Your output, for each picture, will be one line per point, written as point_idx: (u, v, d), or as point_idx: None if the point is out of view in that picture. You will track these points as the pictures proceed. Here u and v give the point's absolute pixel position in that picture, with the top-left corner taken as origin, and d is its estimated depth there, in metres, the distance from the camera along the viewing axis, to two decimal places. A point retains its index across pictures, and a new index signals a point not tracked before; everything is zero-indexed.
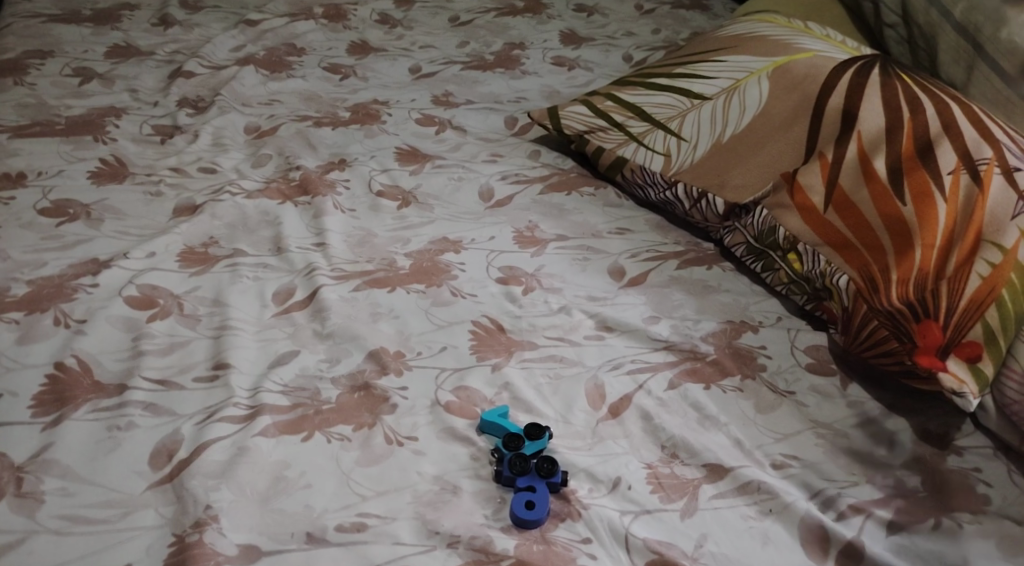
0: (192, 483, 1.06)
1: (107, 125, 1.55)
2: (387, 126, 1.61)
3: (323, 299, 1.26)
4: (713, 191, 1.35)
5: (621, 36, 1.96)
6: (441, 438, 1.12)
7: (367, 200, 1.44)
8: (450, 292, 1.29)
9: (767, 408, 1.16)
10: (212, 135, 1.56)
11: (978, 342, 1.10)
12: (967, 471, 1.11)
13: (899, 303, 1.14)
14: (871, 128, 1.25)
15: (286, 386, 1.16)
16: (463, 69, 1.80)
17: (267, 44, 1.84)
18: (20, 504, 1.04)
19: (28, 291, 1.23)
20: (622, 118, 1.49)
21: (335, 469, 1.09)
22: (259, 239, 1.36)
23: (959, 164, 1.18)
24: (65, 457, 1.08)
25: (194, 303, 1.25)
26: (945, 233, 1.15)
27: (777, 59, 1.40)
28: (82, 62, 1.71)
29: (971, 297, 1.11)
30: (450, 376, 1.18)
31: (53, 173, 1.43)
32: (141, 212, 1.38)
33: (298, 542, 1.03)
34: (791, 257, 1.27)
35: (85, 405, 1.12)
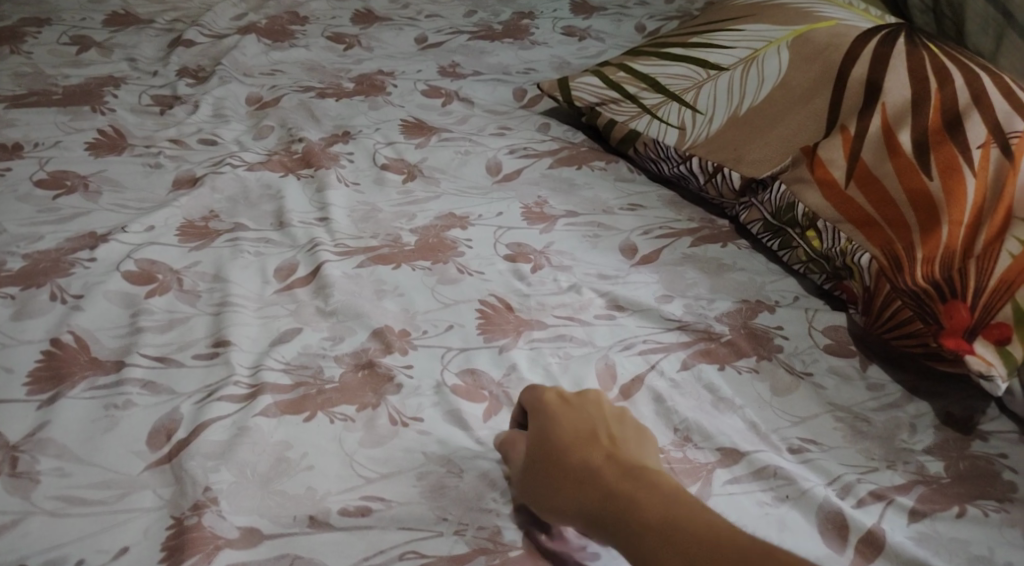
0: (190, 464, 1.03)
1: (105, 95, 1.51)
2: (392, 98, 1.57)
3: (326, 275, 1.22)
4: (729, 166, 1.31)
5: (633, 6, 1.91)
6: (447, 421, 1.09)
7: (371, 173, 1.40)
8: (456, 268, 1.26)
9: (784, 390, 1.13)
10: (213, 106, 1.52)
11: (1007, 324, 1.05)
12: (991, 457, 1.08)
13: (925, 282, 1.10)
14: (896, 99, 1.21)
15: (288, 364, 1.13)
16: (470, 39, 1.76)
17: (270, 13, 1.79)
18: (15, 484, 1.01)
19: (24, 264, 1.20)
20: (635, 89, 1.45)
21: (338, 451, 1.05)
22: (260, 213, 1.32)
23: (989, 137, 1.14)
24: (61, 437, 1.04)
25: (194, 278, 1.21)
26: (974, 209, 1.11)
27: (797, 28, 1.36)
28: (80, 30, 1.66)
29: (1001, 276, 1.07)
30: (456, 356, 1.15)
31: (50, 144, 1.39)
32: (140, 185, 1.34)
33: (300, 526, 1.00)
34: (810, 234, 1.23)
35: (82, 382, 1.09)
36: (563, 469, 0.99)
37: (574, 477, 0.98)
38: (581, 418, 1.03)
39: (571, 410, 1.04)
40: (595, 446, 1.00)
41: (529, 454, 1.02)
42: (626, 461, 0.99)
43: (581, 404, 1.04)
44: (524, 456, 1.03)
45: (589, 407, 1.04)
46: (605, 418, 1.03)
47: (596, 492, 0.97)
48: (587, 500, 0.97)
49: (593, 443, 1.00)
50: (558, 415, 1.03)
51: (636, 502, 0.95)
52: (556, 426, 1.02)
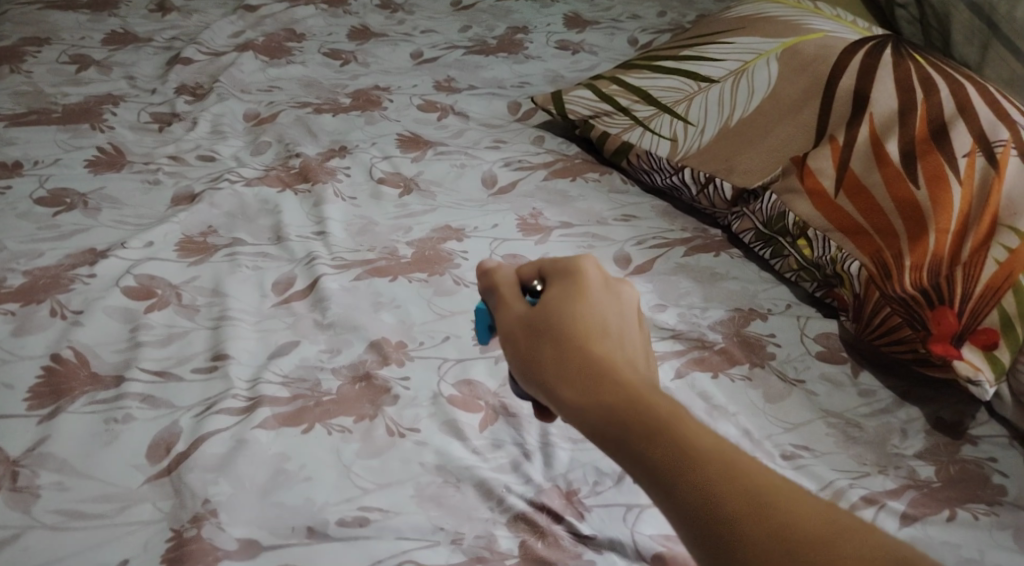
0: (190, 476, 1.04)
1: (104, 113, 1.52)
2: (388, 113, 1.58)
3: (323, 289, 1.23)
4: (720, 176, 1.32)
5: (625, 19, 1.93)
6: (443, 431, 1.10)
7: (368, 187, 1.42)
8: (452, 280, 1.27)
9: (777, 397, 1.14)
10: (211, 123, 1.53)
11: (994, 329, 1.08)
12: (982, 461, 1.09)
13: (913, 289, 1.12)
14: (884, 110, 1.23)
15: (286, 377, 1.14)
16: (466, 54, 1.78)
17: (267, 30, 1.81)
18: (15, 499, 1.02)
19: (24, 281, 1.21)
20: (627, 102, 1.46)
21: (336, 462, 1.07)
22: (258, 228, 1.33)
23: (974, 146, 1.15)
24: (62, 451, 1.05)
25: (192, 293, 1.23)
26: (960, 216, 1.13)
27: (786, 41, 1.38)
28: (80, 49, 1.68)
29: (987, 282, 1.09)
30: (452, 368, 1.16)
31: (50, 162, 1.40)
32: (139, 202, 1.36)
33: (298, 537, 1.01)
34: (801, 243, 1.24)
35: (82, 397, 1.10)
36: (550, 340, 0.90)
37: (560, 349, 0.89)
38: (585, 302, 0.91)
39: (573, 285, 0.93)
40: (594, 338, 0.89)
41: (513, 317, 0.93)
42: (623, 357, 0.88)
43: (587, 297, 0.92)
44: (505, 324, 0.93)
45: (594, 308, 0.91)
46: (611, 299, 0.92)
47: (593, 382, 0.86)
48: (574, 382, 0.87)
49: (591, 343, 0.89)
50: (557, 298, 0.92)
51: (631, 398, 0.84)
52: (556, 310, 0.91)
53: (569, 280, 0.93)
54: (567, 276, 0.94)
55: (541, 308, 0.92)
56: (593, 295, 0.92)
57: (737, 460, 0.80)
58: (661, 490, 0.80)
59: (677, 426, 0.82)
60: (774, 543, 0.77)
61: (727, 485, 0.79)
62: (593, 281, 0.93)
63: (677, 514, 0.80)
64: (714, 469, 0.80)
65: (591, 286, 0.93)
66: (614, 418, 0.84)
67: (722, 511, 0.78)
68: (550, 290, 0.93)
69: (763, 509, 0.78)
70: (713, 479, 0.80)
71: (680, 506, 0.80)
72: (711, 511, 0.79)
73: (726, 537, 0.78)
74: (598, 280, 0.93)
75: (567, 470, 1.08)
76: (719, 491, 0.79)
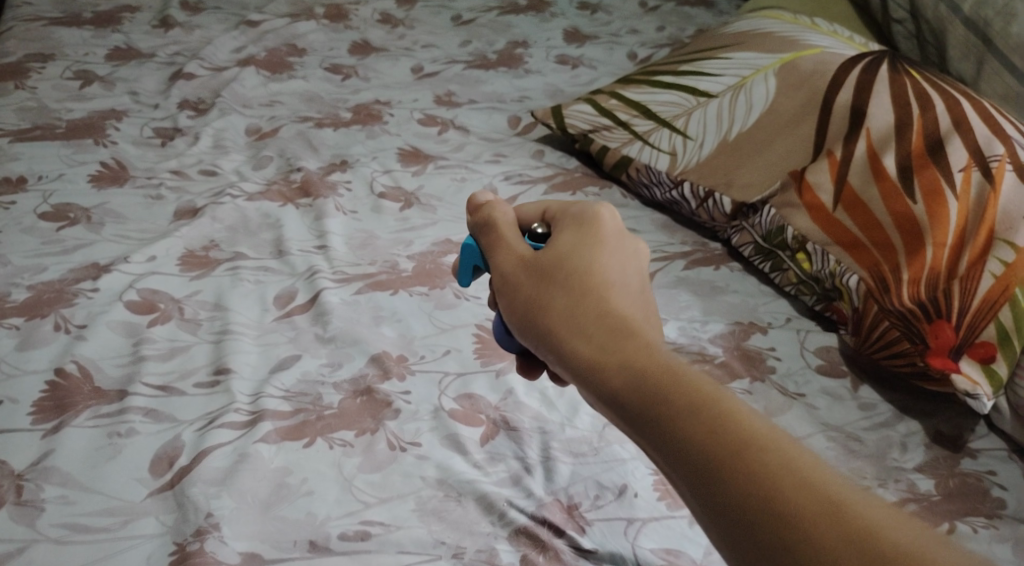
0: (193, 490, 1.04)
1: (108, 128, 1.53)
2: (389, 127, 1.60)
3: (325, 302, 1.24)
4: (720, 190, 1.33)
5: (625, 34, 1.95)
6: (444, 445, 1.10)
7: (369, 202, 1.43)
8: (453, 294, 1.28)
9: (776, 410, 1.15)
10: (213, 137, 1.54)
11: (991, 343, 1.09)
12: (981, 474, 1.10)
13: (911, 303, 1.13)
14: (881, 125, 1.23)
15: (288, 391, 1.14)
16: (466, 68, 1.79)
17: (268, 45, 1.82)
18: (20, 513, 1.03)
19: (28, 296, 1.22)
20: (627, 116, 1.47)
21: (338, 476, 1.07)
22: (260, 242, 1.34)
23: (970, 161, 1.16)
24: (66, 465, 1.06)
25: (195, 307, 1.23)
26: (957, 231, 1.14)
27: (784, 56, 1.39)
28: (83, 64, 1.69)
29: (984, 297, 1.10)
30: (453, 382, 1.17)
31: (53, 177, 1.41)
32: (142, 217, 1.37)
33: (301, 551, 1.02)
34: (800, 256, 1.25)
35: (85, 411, 1.11)
36: (556, 289, 0.91)
37: (566, 298, 0.90)
38: (595, 248, 0.92)
39: (585, 231, 0.94)
40: (601, 286, 0.90)
41: (520, 266, 0.94)
42: (631, 307, 0.88)
43: (597, 242, 0.93)
44: (508, 270, 0.95)
45: (605, 254, 0.92)
46: (624, 245, 0.93)
47: (592, 332, 0.88)
48: (574, 333, 0.88)
49: (599, 292, 0.89)
50: (566, 245, 0.93)
51: (634, 351, 0.85)
52: (560, 259, 0.92)
53: (582, 226, 0.94)
54: (580, 220, 0.95)
55: (549, 255, 0.93)
56: (605, 239, 0.93)
57: (734, 410, 0.80)
58: (656, 441, 0.81)
59: (677, 375, 0.82)
60: (758, 498, 0.76)
61: (721, 435, 0.79)
62: (607, 224, 0.94)
63: (669, 464, 0.80)
64: (708, 420, 0.79)
65: (603, 230, 0.94)
66: (616, 371, 0.85)
67: (715, 462, 0.78)
68: (558, 236, 0.94)
69: (757, 461, 0.77)
70: (707, 428, 0.79)
71: (673, 456, 0.80)
72: (703, 461, 0.78)
73: (716, 488, 0.78)
74: (612, 223, 0.94)
75: (568, 484, 1.08)
76: (711, 440, 0.79)
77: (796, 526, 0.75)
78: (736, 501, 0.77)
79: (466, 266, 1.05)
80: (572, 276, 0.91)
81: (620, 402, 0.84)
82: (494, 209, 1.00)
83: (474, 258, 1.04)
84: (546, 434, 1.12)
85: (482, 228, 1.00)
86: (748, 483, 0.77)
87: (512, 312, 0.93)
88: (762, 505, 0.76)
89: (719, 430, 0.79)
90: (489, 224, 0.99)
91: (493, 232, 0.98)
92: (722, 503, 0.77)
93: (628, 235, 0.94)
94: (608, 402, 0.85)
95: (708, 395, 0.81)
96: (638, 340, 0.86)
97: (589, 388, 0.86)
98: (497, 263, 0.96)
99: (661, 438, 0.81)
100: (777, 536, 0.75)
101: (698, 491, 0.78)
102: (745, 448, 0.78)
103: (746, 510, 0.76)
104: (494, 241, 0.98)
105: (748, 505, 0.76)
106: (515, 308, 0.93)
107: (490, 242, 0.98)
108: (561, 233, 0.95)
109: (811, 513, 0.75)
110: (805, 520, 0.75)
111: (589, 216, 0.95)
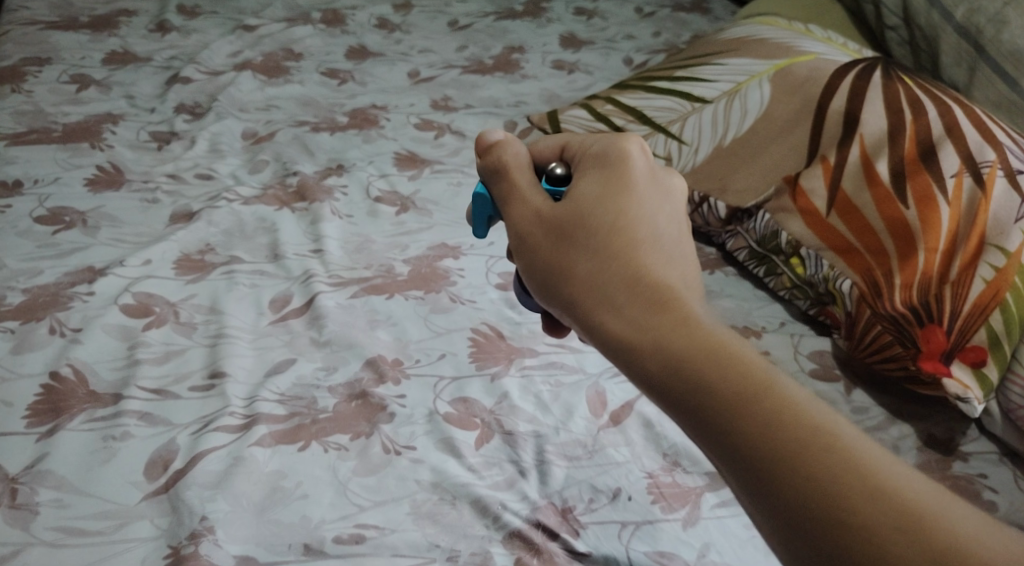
0: (188, 494, 1.04)
1: (104, 132, 1.53)
2: (385, 131, 1.60)
3: (320, 306, 1.24)
4: (714, 196, 1.33)
5: (620, 39, 1.95)
6: (439, 448, 1.11)
7: (365, 206, 1.43)
8: (448, 298, 1.28)
9: None
10: (209, 141, 1.55)
11: (982, 348, 1.11)
12: (973, 478, 1.11)
13: (903, 307, 1.13)
14: (873, 131, 1.24)
15: (283, 395, 1.14)
16: (462, 73, 1.79)
17: (265, 49, 1.83)
18: (14, 516, 1.03)
19: (23, 299, 1.22)
20: (622, 120, 1.46)
21: (332, 479, 1.07)
22: (255, 246, 1.34)
23: (962, 167, 1.17)
24: (60, 468, 1.06)
25: (190, 311, 1.24)
26: (949, 237, 1.14)
27: (778, 63, 1.39)
28: (79, 68, 1.69)
29: (975, 301, 1.11)
30: (448, 386, 1.17)
31: (49, 180, 1.41)
32: (138, 220, 1.37)
33: (295, 554, 1.02)
34: (793, 261, 1.25)
35: (80, 415, 1.11)
36: (581, 249, 0.88)
37: (593, 261, 0.88)
38: (621, 201, 0.90)
39: (609, 182, 0.91)
40: (632, 247, 0.87)
41: (538, 220, 0.91)
42: (662, 270, 0.86)
43: (624, 195, 0.90)
44: (523, 228, 0.92)
45: (633, 208, 0.89)
46: (652, 197, 0.90)
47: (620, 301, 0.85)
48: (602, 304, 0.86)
49: (630, 253, 0.87)
50: (590, 199, 0.90)
51: (670, 324, 0.83)
52: (580, 216, 0.89)
53: (606, 175, 0.92)
54: (605, 169, 0.92)
55: (571, 209, 0.90)
56: (633, 191, 0.90)
57: (773, 385, 0.80)
58: (700, 425, 0.80)
59: (721, 356, 0.81)
60: (802, 477, 0.77)
61: (774, 423, 0.78)
62: (635, 173, 0.91)
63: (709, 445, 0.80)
64: (759, 405, 0.79)
65: (631, 180, 0.91)
66: (648, 346, 0.83)
67: (762, 444, 0.78)
68: (580, 187, 0.91)
69: (799, 443, 0.78)
70: (758, 415, 0.79)
71: (719, 442, 0.79)
72: (752, 450, 0.78)
73: (765, 475, 0.78)
74: (639, 172, 0.91)
75: (562, 487, 1.09)
76: (762, 426, 0.78)
77: (847, 513, 0.75)
78: (788, 490, 0.77)
79: (480, 217, 1.01)
80: (596, 236, 0.88)
81: (654, 377, 0.83)
82: (507, 154, 0.96)
83: (485, 208, 1.00)
84: (541, 438, 1.12)
85: (492, 174, 0.96)
86: (802, 473, 0.77)
87: (530, 274, 0.91)
88: (816, 497, 0.76)
89: (772, 417, 0.78)
90: (502, 170, 0.96)
91: (507, 181, 0.95)
92: (773, 491, 0.77)
93: (655, 185, 0.91)
94: (645, 382, 0.83)
95: (756, 378, 0.80)
96: (675, 311, 0.84)
97: (620, 363, 0.84)
98: (512, 217, 0.93)
99: (705, 421, 0.80)
100: (830, 528, 0.75)
101: (747, 476, 0.78)
102: (799, 435, 0.78)
103: (800, 501, 0.76)
104: (509, 191, 0.94)
105: (800, 495, 0.77)
106: (535, 269, 0.90)
107: (503, 193, 0.95)
108: (582, 183, 0.92)
109: (855, 492, 0.76)
110: (860, 513, 0.75)
111: (615, 163, 0.92)
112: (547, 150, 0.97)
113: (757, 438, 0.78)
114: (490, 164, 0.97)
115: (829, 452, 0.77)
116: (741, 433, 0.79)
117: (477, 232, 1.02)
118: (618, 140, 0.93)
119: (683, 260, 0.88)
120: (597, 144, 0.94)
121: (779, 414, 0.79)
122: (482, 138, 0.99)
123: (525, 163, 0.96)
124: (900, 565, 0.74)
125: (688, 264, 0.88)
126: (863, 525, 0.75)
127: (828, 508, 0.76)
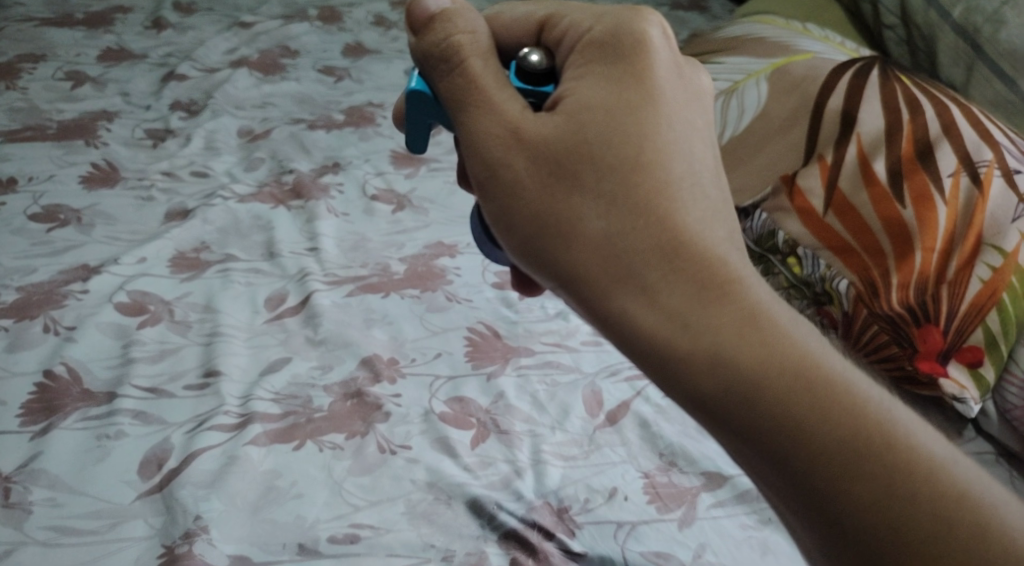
0: (181, 493, 1.04)
1: (99, 129, 1.53)
2: (382, 129, 1.59)
3: (316, 304, 1.24)
4: None
5: None
6: (435, 448, 1.10)
7: (361, 204, 1.42)
8: (445, 296, 1.28)
9: None
10: (205, 139, 1.54)
11: (979, 348, 1.13)
12: None
13: (900, 307, 1.14)
14: (871, 130, 1.22)
15: (278, 394, 1.14)
16: None
17: (261, 46, 1.82)
18: (7, 515, 1.02)
19: (16, 297, 1.21)
20: None
21: (327, 479, 1.07)
22: (251, 244, 1.34)
23: (959, 167, 1.17)
24: (53, 467, 1.05)
25: (185, 309, 1.23)
26: (945, 236, 1.14)
27: (776, 61, 1.37)
28: (75, 65, 1.68)
29: (972, 302, 1.12)
30: (444, 385, 1.17)
31: (43, 178, 1.41)
32: (134, 218, 1.36)
33: (290, 554, 1.01)
34: (790, 261, 1.24)
35: (74, 413, 1.10)
36: (585, 195, 0.83)
37: (600, 210, 0.83)
38: (645, 127, 0.84)
39: (618, 95, 0.84)
40: (648, 190, 0.83)
41: (525, 150, 0.84)
42: (685, 218, 0.82)
43: (639, 112, 0.84)
44: (512, 161, 0.84)
45: (653, 133, 0.84)
46: (676, 115, 0.85)
47: (636, 259, 0.81)
48: (611, 262, 0.82)
49: (652, 200, 0.82)
50: (596, 122, 0.84)
51: (689, 285, 0.81)
52: (591, 151, 0.83)
53: (613, 84, 0.85)
54: (615, 79, 0.85)
55: (571, 138, 0.84)
56: (654, 110, 0.84)
57: (799, 352, 0.79)
58: (715, 400, 0.79)
59: (745, 325, 0.79)
60: (823, 451, 0.77)
61: (798, 399, 0.78)
62: (658, 87, 0.85)
63: (727, 417, 0.79)
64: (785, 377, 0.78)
65: (651, 93, 0.84)
66: (666, 313, 0.80)
67: (785, 421, 0.78)
68: (578, 101, 0.84)
69: (824, 415, 0.78)
70: (783, 388, 0.78)
71: (733, 418, 0.78)
72: (766, 429, 0.78)
73: (784, 453, 0.78)
74: (655, 76, 0.85)
75: (558, 487, 1.08)
76: (786, 396, 0.78)
77: (869, 488, 0.77)
78: (806, 469, 0.77)
79: (418, 122, 0.93)
80: (611, 179, 0.83)
81: (668, 344, 0.80)
82: (459, 33, 0.87)
83: (425, 115, 0.92)
84: (536, 438, 1.12)
85: (448, 68, 0.87)
86: (824, 447, 0.77)
87: (511, 222, 0.85)
88: (838, 472, 0.77)
89: (793, 391, 0.78)
90: (465, 69, 0.86)
91: (471, 83, 0.86)
92: (790, 469, 0.78)
93: (677, 94, 0.85)
94: (658, 349, 0.80)
95: (776, 336, 0.79)
96: (695, 267, 0.81)
97: (626, 335, 0.82)
98: (486, 136, 0.85)
99: (719, 396, 0.79)
100: (854, 507, 0.76)
101: (764, 453, 0.78)
102: (824, 403, 0.78)
103: (819, 477, 0.77)
104: (476, 100, 0.86)
105: (820, 471, 0.77)
106: (521, 214, 0.84)
107: (466, 99, 0.86)
108: (581, 94, 0.85)
109: (875, 467, 0.77)
110: (884, 487, 0.76)
111: (627, 65, 0.85)
112: (520, 31, 0.91)
113: (778, 411, 0.78)
114: (442, 54, 0.87)
115: (855, 420, 0.78)
116: (761, 407, 0.78)
117: (416, 144, 0.95)
118: (632, 27, 0.85)
119: (709, 196, 0.84)
120: (600, 29, 0.86)
121: (804, 379, 0.78)
122: (423, 7, 0.89)
123: (486, 52, 0.87)
124: (916, 539, 0.76)
125: (710, 199, 0.84)
126: (888, 502, 0.76)
127: (851, 486, 0.77)
